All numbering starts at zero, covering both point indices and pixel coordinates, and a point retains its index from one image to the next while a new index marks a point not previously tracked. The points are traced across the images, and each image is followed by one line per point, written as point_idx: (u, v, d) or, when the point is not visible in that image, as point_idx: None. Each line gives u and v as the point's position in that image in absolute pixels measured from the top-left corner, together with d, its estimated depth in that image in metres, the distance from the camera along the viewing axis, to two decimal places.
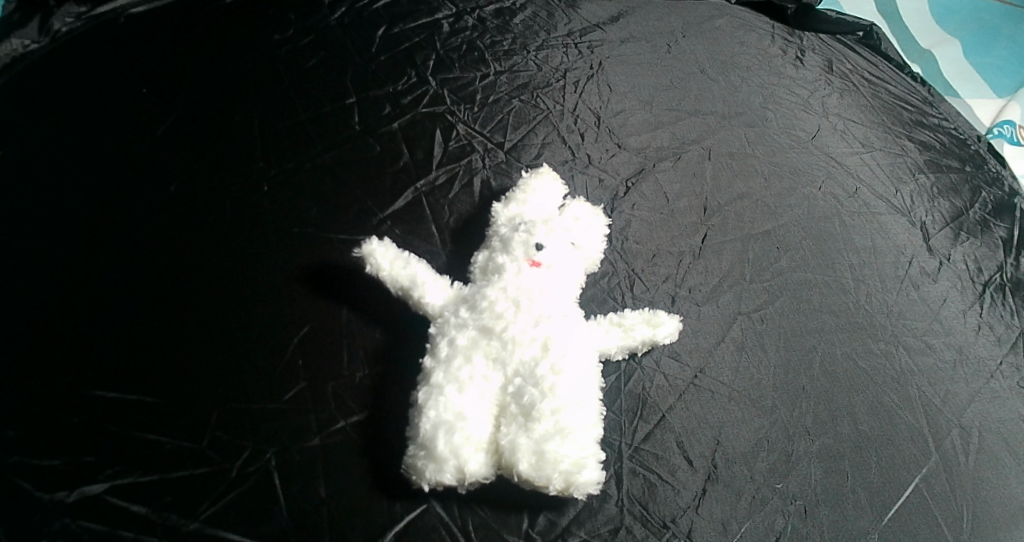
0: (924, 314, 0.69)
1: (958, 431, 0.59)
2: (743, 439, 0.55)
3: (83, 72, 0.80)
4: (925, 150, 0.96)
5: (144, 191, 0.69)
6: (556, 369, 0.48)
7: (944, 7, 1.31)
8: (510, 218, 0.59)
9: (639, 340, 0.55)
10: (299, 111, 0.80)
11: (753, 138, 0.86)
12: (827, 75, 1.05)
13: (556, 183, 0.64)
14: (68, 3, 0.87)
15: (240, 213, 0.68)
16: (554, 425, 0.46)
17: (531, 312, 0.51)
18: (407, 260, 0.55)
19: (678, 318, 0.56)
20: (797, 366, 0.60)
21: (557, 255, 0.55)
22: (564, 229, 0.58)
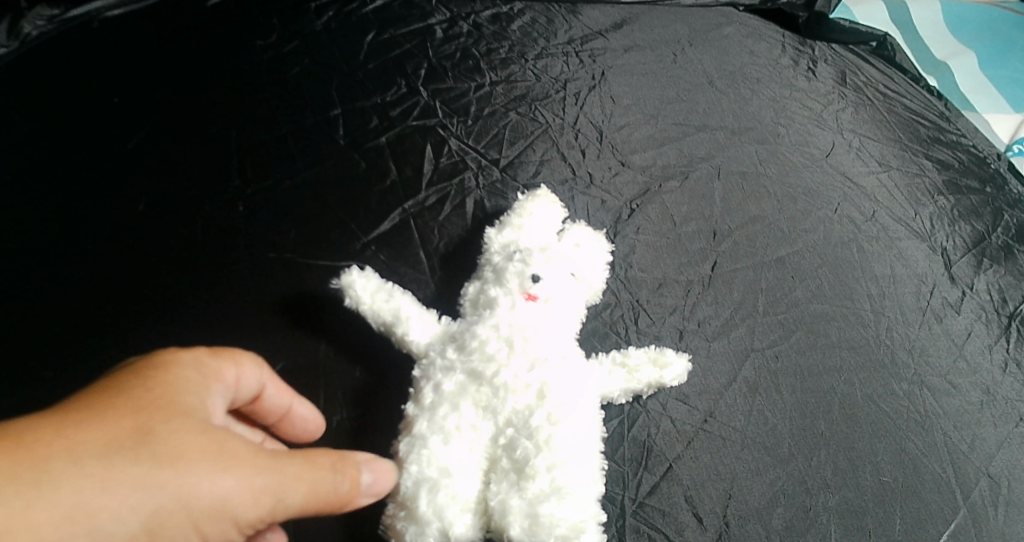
0: (948, 350, 0.65)
1: (988, 482, 0.55)
2: (757, 493, 0.50)
3: (53, 80, 0.77)
4: (943, 170, 0.91)
5: (110, 208, 0.66)
6: (552, 419, 0.44)
7: (959, 18, 1.28)
8: (505, 245, 0.55)
9: (645, 382, 0.50)
10: (281, 123, 0.75)
11: (764, 156, 0.81)
12: (840, 88, 1.00)
13: (555, 206, 0.60)
14: (39, 6, 0.84)
15: (216, 237, 0.64)
16: (548, 485, 0.42)
17: (525, 353, 0.46)
18: (390, 292, 0.52)
19: (687, 358, 0.52)
20: (814, 409, 0.56)
21: (556, 288, 0.51)
22: (563, 257, 0.53)
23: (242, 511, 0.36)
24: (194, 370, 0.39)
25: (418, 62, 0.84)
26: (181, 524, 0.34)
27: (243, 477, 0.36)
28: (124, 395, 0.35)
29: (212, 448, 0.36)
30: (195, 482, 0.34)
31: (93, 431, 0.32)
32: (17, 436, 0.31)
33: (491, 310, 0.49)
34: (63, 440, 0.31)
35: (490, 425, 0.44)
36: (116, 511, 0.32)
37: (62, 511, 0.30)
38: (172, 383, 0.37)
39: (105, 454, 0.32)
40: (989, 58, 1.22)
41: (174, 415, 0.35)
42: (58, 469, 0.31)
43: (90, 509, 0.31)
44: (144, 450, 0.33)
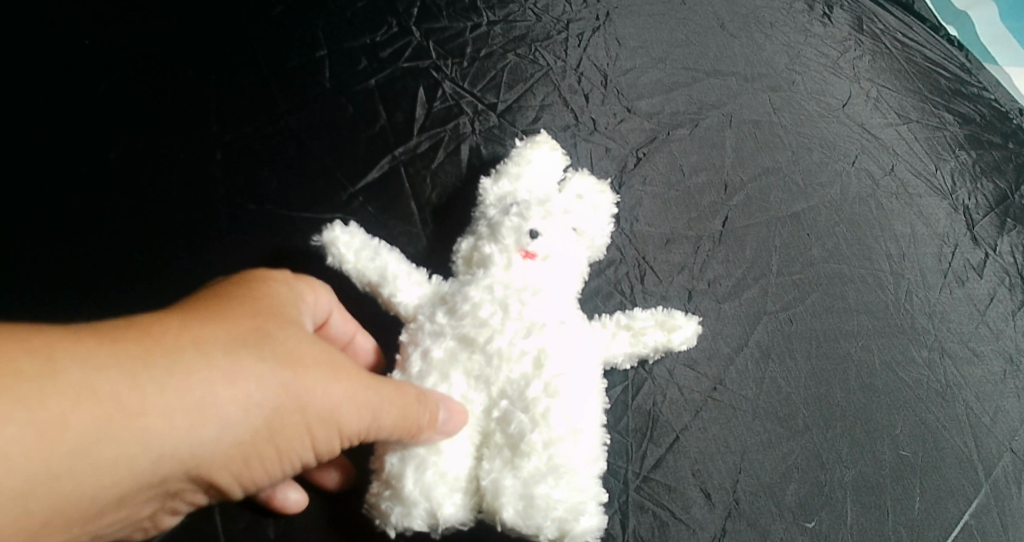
0: (970, 316, 0.61)
1: (1010, 456, 0.51)
2: (769, 468, 0.46)
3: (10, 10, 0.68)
4: (965, 124, 0.86)
5: (81, 159, 0.61)
6: (550, 392, 0.40)
7: None
8: (501, 196, 0.49)
9: (650, 346, 0.46)
10: (260, 63, 0.68)
11: (779, 104, 0.75)
12: (856, 35, 0.93)
13: (557, 153, 0.54)
14: None
15: (190, 196, 0.59)
16: (545, 464, 0.39)
17: (521, 319, 0.42)
18: (378, 250, 0.47)
19: (696, 320, 0.48)
20: (830, 377, 0.52)
21: (556, 246, 0.46)
22: (565, 211, 0.48)
23: (346, 421, 0.37)
24: (285, 290, 0.39)
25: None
26: (292, 426, 0.35)
27: (349, 386, 0.37)
28: (233, 303, 0.35)
29: (320, 356, 0.36)
30: (312, 386, 0.35)
31: (216, 328, 0.32)
32: (143, 325, 0.30)
33: (485, 269, 0.45)
34: (189, 333, 0.31)
35: (482, 398, 0.41)
36: (240, 405, 0.32)
37: (194, 401, 0.30)
38: (270, 297, 0.37)
39: (231, 348, 0.32)
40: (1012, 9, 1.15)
41: (282, 323, 0.36)
42: (192, 357, 0.30)
43: (219, 402, 0.31)
44: (264, 350, 0.33)
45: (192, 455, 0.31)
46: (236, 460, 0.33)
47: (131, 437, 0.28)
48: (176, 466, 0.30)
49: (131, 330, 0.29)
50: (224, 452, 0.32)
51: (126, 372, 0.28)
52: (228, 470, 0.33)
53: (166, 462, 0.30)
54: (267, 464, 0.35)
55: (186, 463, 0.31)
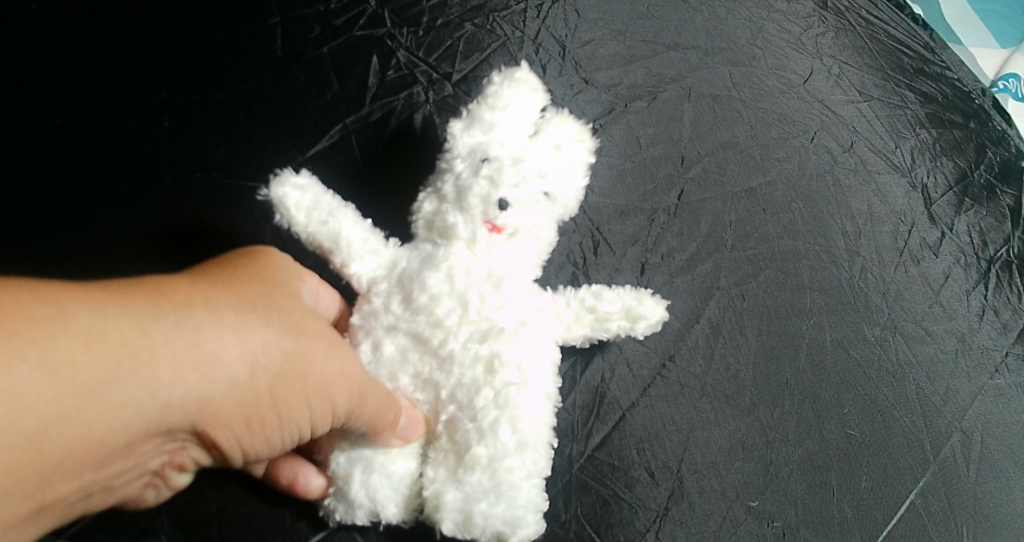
0: (925, 295, 0.60)
1: (959, 436, 0.51)
2: (715, 446, 0.45)
3: None
4: (926, 103, 0.85)
5: (24, 126, 0.57)
6: (504, 401, 0.38)
7: None
8: (472, 150, 0.42)
9: (607, 328, 0.44)
10: (207, 26, 0.64)
11: (739, 78, 0.73)
12: (821, 12, 0.91)
13: (539, 93, 0.45)
14: None
15: (120, 168, 0.55)
16: (487, 477, 0.37)
17: (478, 318, 0.39)
18: (334, 209, 0.42)
19: (664, 305, 0.45)
20: (780, 354, 0.50)
21: (524, 219, 0.41)
22: (539, 175, 0.42)
23: (340, 398, 0.35)
24: (288, 266, 0.38)
25: None
26: (296, 396, 0.33)
27: (348, 361, 0.36)
28: (237, 273, 0.34)
29: (321, 329, 0.35)
30: (312, 356, 0.34)
31: (223, 292, 0.32)
32: (151, 284, 0.29)
33: (444, 249, 0.41)
34: (198, 294, 0.30)
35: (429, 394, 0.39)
36: (246, 365, 0.31)
37: (202, 356, 0.29)
38: (273, 272, 0.36)
39: (239, 310, 0.31)
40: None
41: (283, 293, 0.35)
42: (201, 314, 0.29)
43: (226, 360, 0.30)
44: (269, 314, 0.32)
45: (200, 409, 0.29)
46: (241, 422, 0.32)
47: (139, 383, 0.27)
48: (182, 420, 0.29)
49: (143, 286, 0.29)
50: (229, 412, 0.31)
51: (134, 320, 0.27)
52: (231, 432, 0.32)
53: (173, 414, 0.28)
54: (270, 432, 0.34)
55: (191, 416, 0.29)
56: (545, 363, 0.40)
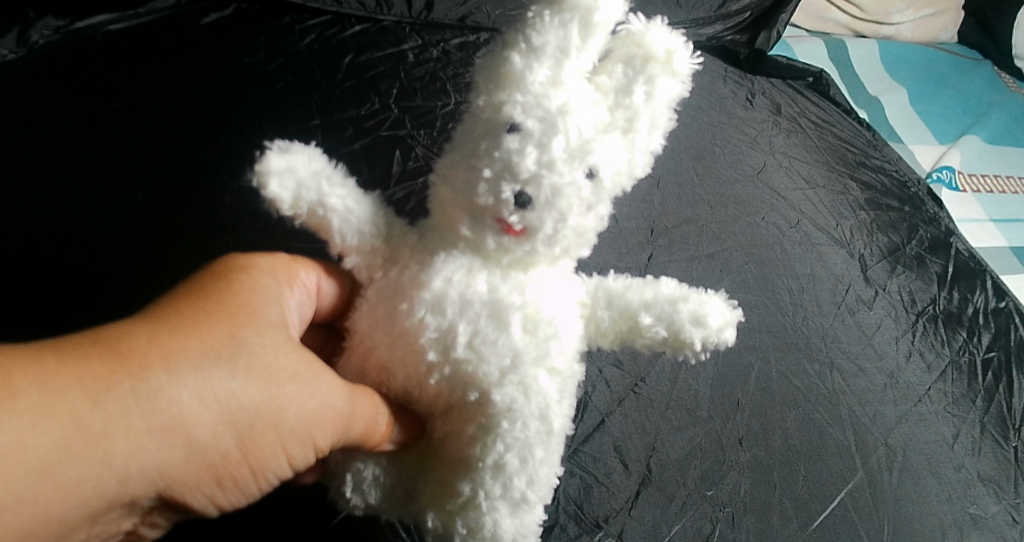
0: (858, 338, 0.72)
1: (884, 450, 0.61)
2: (678, 445, 0.55)
3: (65, 81, 0.75)
4: (867, 190, 1.01)
5: (136, 180, 0.66)
6: (490, 443, 0.37)
7: (894, 57, 1.47)
8: (495, 118, 0.38)
9: (652, 339, 0.41)
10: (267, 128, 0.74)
11: (701, 171, 0.90)
12: (775, 117, 1.11)
13: (596, 18, 0.38)
14: (47, 18, 0.81)
15: (158, 204, 0.64)
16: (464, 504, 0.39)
17: (466, 353, 0.38)
18: (320, 193, 0.38)
19: (729, 338, 0.41)
20: (733, 380, 0.61)
21: (547, 216, 0.37)
22: (575, 146, 0.37)
23: (317, 433, 0.38)
24: (266, 286, 0.39)
25: (381, 77, 0.83)
26: (266, 442, 0.36)
27: (324, 394, 0.38)
28: (208, 307, 0.36)
29: (294, 367, 0.37)
30: (282, 401, 0.36)
31: (186, 341, 0.33)
32: (108, 345, 0.31)
33: (438, 262, 0.40)
34: (155, 349, 0.32)
35: (423, 404, 0.40)
36: (209, 421, 0.33)
37: (160, 418, 0.31)
38: (249, 300, 0.38)
39: (200, 365, 0.33)
40: (920, 96, 1.41)
41: (259, 329, 0.37)
42: (158, 377, 0.32)
43: (186, 420, 0.32)
44: (235, 365, 0.34)
45: (165, 474, 0.32)
46: (211, 478, 0.35)
47: (95, 459, 0.29)
48: (147, 484, 0.32)
49: (101, 349, 0.31)
50: (195, 471, 0.34)
51: (89, 395, 0.29)
52: (204, 487, 0.35)
53: (137, 479, 0.31)
54: (242, 481, 0.37)
55: (157, 481, 0.32)
56: (545, 401, 0.39)
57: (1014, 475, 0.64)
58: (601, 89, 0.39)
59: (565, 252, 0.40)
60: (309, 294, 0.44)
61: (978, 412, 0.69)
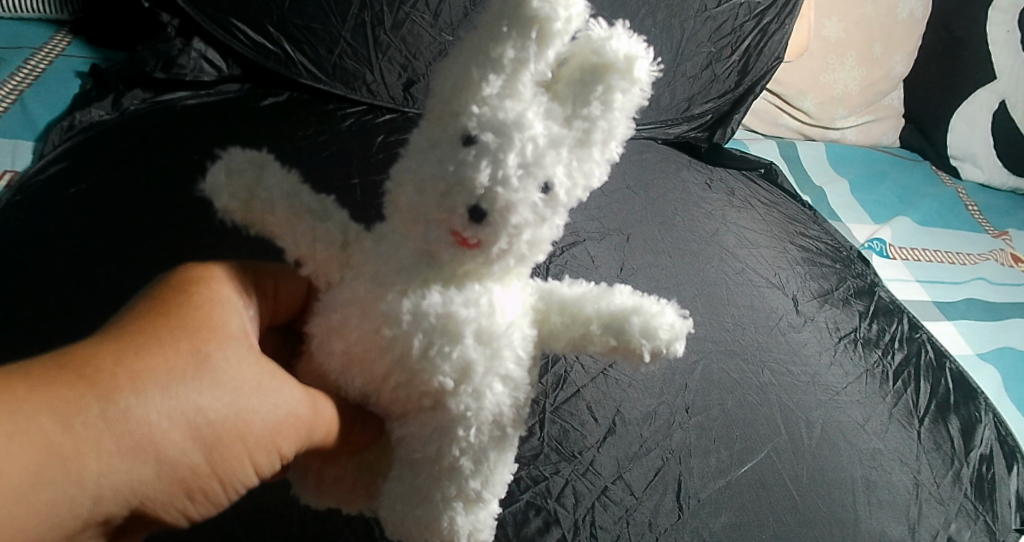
0: (789, 351, 0.90)
1: (804, 423, 0.77)
2: (638, 410, 0.72)
3: (148, 141, 0.91)
4: (805, 252, 1.22)
5: (203, 219, 0.82)
6: (446, 448, 0.45)
7: (839, 157, 1.72)
8: (453, 126, 0.45)
9: (605, 345, 0.48)
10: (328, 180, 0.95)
11: (664, 231, 1.13)
12: (730, 198, 1.33)
13: (555, 27, 0.44)
14: (136, 89, 0.99)
15: (224, 235, 0.81)
16: (426, 505, 0.46)
17: (423, 363, 0.44)
18: (271, 205, 0.46)
19: (676, 348, 0.47)
20: (681, 370, 0.78)
21: (501, 232, 0.43)
22: (530, 161, 0.43)
23: (282, 441, 0.45)
24: (225, 301, 0.45)
25: None
26: (234, 452, 0.42)
27: (286, 402, 0.44)
28: (172, 326, 0.41)
29: (258, 380, 0.43)
30: (249, 414, 0.42)
31: (149, 362, 0.39)
32: (77, 369, 0.37)
33: (394, 275, 0.46)
34: (121, 372, 0.38)
35: (381, 408, 0.48)
36: (177, 436, 0.39)
37: (129, 437, 0.37)
38: (211, 313, 0.44)
39: (165, 384, 0.39)
40: (860, 186, 1.63)
41: (223, 344, 0.43)
42: (125, 399, 0.37)
43: (155, 438, 0.38)
44: (201, 381, 0.40)
45: (140, 488, 0.38)
46: (185, 494, 0.40)
47: (71, 478, 0.35)
48: (123, 501, 0.37)
49: (72, 375, 0.36)
50: (169, 486, 0.39)
51: (59, 419, 0.35)
52: (177, 504, 0.40)
53: (111, 495, 0.36)
54: (214, 495, 0.42)
55: (133, 496, 0.38)
56: (497, 405, 0.46)
57: (917, 450, 0.80)
58: (561, 101, 0.46)
59: (519, 261, 0.47)
60: (265, 297, 0.51)
61: (888, 404, 0.85)
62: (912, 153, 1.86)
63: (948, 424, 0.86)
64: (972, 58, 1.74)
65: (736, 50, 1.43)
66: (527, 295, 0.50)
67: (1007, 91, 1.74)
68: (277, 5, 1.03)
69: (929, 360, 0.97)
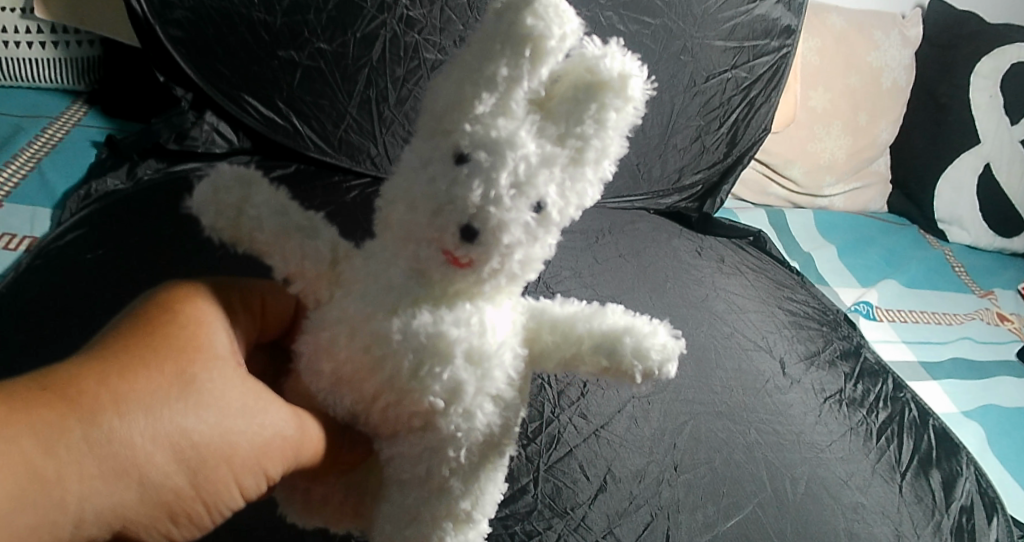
0: (770, 408, 0.93)
1: (789, 479, 0.82)
2: (628, 468, 0.76)
3: (163, 205, 0.93)
4: (791, 315, 1.28)
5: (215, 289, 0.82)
6: (436, 467, 0.49)
7: (828, 224, 1.78)
8: (448, 150, 0.48)
9: (597, 365, 0.52)
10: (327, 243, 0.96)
11: (655, 297, 1.19)
12: (720, 265, 1.39)
13: (549, 44, 0.47)
14: (150, 160, 1.01)
15: None
16: (416, 525, 0.50)
17: (415, 383, 0.47)
18: (260, 222, 0.49)
19: (668, 368, 0.51)
20: (669, 430, 0.83)
21: (493, 251, 0.47)
22: (523, 180, 0.46)
23: (268, 463, 0.47)
24: (209, 321, 0.48)
25: None
26: (220, 474, 0.45)
27: (272, 423, 0.47)
28: (160, 348, 0.44)
29: (244, 401, 0.46)
30: (234, 437, 0.45)
31: (134, 385, 0.41)
32: (63, 393, 0.39)
33: (386, 292, 0.49)
34: (106, 394, 0.40)
35: (370, 427, 0.51)
36: (161, 458, 0.41)
37: (112, 459, 0.39)
38: (198, 333, 0.46)
39: (147, 406, 0.41)
40: (848, 252, 1.69)
41: (208, 366, 0.45)
42: (107, 422, 0.40)
43: (137, 459, 0.40)
44: (188, 402, 0.43)
45: (124, 510, 0.40)
46: (168, 516, 0.43)
47: (54, 500, 0.37)
48: (106, 522, 0.40)
49: (58, 399, 0.39)
50: (152, 509, 0.42)
51: (42, 444, 0.37)
52: (160, 526, 0.43)
53: (93, 518, 0.39)
54: (198, 517, 0.44)
55: (117, 518, 0.40)
56: (484, 424, 0.50)
57: (898, 504, 0.85)
58: (555, 118, 0.49)
59: (510, 280, 0.50)
60: (253, 311, 0.54)
61: (872, 461, 0.90)
62: (896, 217, 1.94)
63: (930, 477, 0.90)
64: (957, 124, 1.82)
65: (724, 123, 1.46)
66: (519, 314, 0.54)
67: (990, 154, 1.82)
68: (286, 82, 1.03)
69: (912, 417, 1.01)
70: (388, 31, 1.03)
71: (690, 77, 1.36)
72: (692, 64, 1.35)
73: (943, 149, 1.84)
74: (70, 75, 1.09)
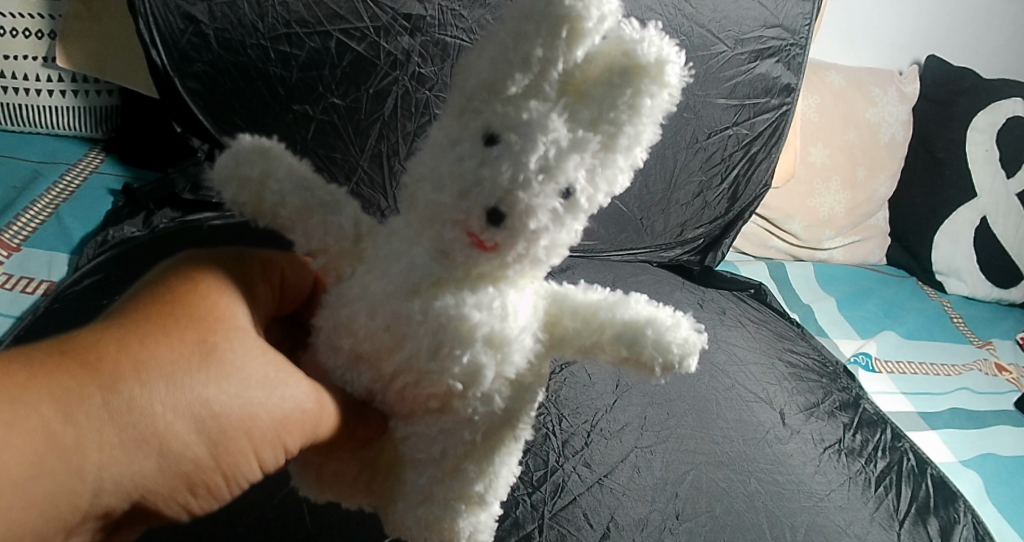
0: (773, 459, 0.94)
1: (788, 528, 0.84)
2: (631, 516, 0.78)
3: (177, 248, 0.98)
4: (791, 367, 1.31)
5: None
6: (451, 447, 0.52)
7: (827, 275, 1.82)
8: (476, 134, 0.49)
9: (617, 354, 0.52)
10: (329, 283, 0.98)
11: None
12: (722, 315, 1.42)
13: (586, 26, 0.47)
14: (165, 209, 1.06)
15: None
16: (428, 506, 0.54)
17: (436, 364, 0.49)
18: (283, 198, 0.52)
19: (688, 363, 0.51)
20: (671, 479, 0.84)
21: (519, 236, 0.47)
22: (551, 164, 0.47)
23: (286, 436, 0.50)
24: (229, 294, 0.51)
25: None
26: (240, 443, 0.48)
27: (291, 395, 0.50)
28: (181, 318, 0.47)
29: (263, 371, 0.49)
30: (252, 409, 0.48)
31: (156, 353, 0.45)
32: (87, 359, 0.43)
33: (406, 269, 0.50)
34: (126, 361, 0.43)
35: (386, 405, 0.53)
36: (180, 427, 0.45)
37: (132, 427, 0.43)
38: (218, 304, 0.49)
39: (164, 373, 0.44)
40: (848, 304, 1.71)
41: (229, 335, 0.48)
42: (127, 389, 0.43)
43: (156, 424, 0.44)
44: (208, 370, 0.46)
45: (143, 476, 0.44)
46: (186, 482, 0.46)
47: (74, 466, 0.41)
48: (126, 488, 0.43)
49: (81, 366, 0.42)
50: (170, 479, 0.45)
51: (63, 410, 0.41)
52: (178, 493, 0.46)
53: (112, 486, 0.43)
54: (216, 484, 0.48)
55: (138, 485, 0.44)
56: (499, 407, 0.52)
57: None
58: (591, 101, 0.48)
59: (536, 264, 0.50)
60: (271, 288, 0.58)
61: (870, 509, 0.92)
62: (897, 270, 1.97)
63: (927, 524, 0.93)
64: (952, 177, 1.86)
65: (725, 178, 1.50)
66: (541, 299, 0.55)
67: (987, 208, 1.86)
68: (300, 133, 1.07)
69: (910, 466, 1.02)
70: (400, 87, 1.07)
71: (691, 134, 1.41)
72: (693, 122, 1.41)
73: (942, 202, 1.88)
74: (87, 122, 1.15)
